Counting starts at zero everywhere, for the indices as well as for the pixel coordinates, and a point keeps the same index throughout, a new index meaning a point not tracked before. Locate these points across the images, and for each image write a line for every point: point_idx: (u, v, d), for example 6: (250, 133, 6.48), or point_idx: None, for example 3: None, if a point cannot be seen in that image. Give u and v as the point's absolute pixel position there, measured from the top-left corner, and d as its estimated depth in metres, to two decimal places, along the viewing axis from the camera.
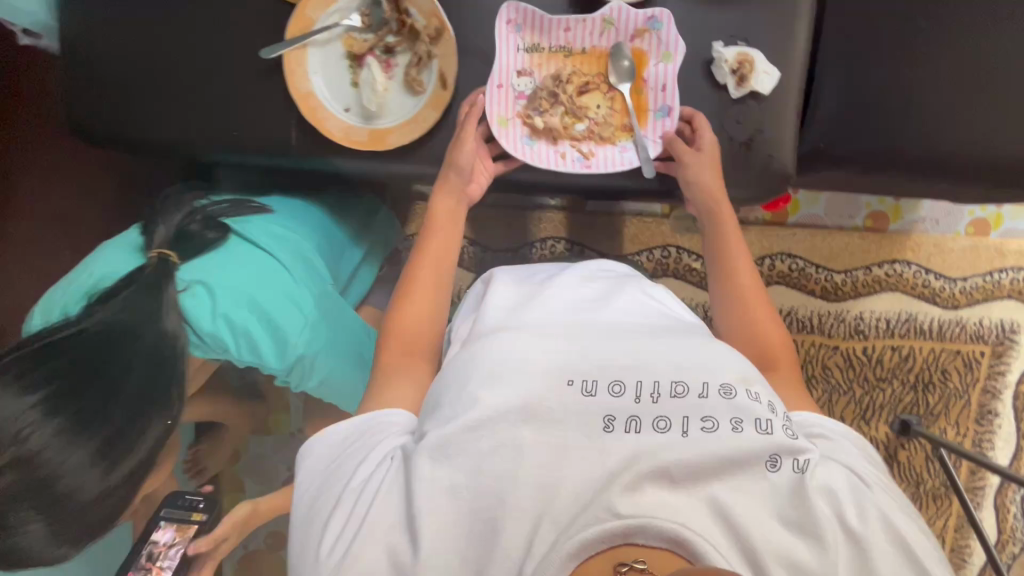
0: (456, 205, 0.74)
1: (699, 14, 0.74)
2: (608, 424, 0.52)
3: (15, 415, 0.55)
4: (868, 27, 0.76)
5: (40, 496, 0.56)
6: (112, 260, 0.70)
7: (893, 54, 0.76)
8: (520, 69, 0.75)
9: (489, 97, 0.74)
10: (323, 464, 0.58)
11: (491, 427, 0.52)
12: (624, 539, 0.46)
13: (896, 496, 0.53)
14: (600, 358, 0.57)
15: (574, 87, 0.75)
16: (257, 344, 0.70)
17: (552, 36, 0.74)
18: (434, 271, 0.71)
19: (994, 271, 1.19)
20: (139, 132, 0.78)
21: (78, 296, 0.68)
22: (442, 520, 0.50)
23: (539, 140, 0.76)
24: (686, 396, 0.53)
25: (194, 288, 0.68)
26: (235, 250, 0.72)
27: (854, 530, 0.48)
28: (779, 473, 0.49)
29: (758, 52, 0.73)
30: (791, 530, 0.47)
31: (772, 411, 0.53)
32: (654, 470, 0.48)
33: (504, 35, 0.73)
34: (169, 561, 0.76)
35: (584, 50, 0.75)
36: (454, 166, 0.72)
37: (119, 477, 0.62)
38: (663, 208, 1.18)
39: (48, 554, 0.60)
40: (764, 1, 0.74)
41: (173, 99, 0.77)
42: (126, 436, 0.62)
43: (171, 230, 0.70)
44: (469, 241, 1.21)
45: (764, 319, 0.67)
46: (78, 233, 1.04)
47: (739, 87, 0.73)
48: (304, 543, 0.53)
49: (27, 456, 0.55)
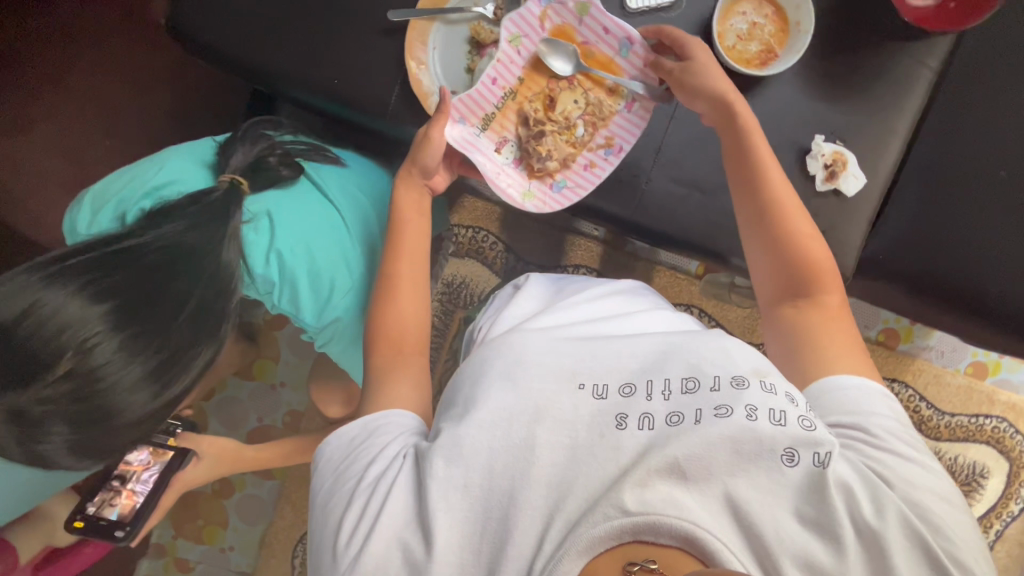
0: (419, 196, 0.70)
1: (812, 102, 0.74)
2: (620, 423, 0.49)
3: (82, 324, 0.54)
4: (957, 162, 0.79)
5: (91, 407, 0.58)
6: (182, 168, 0.67)
7: (972, 193, 0.78)
8: (493, 146, 0.73)
9: (499, 190, 0.72)
10: (335, 463, 0.56)
11: (502, 427, 0.51)
12: (635, 535, 0.42)
13: (924, 483, 0.47)
14: (619, 366, 0.54)
15: (539, 112, 0.73)
16: (297, 291, 0.68)
17: (487, 98, 0.72)
18: (408, 265, 0.68)
19: (980, 415, 1.22)
20: (243, 52, 0.78)
21: (139, 197, 0.66)
22: (457, 517, 0.48)
23: (566, 178, 0.74)
24: (697, 391, 0.49)
25: (257, 221, 0.66)
26: (301, 195, 0.69)
27: (875, 532, 0.43)
28: (799, 468, 0.44)
29: (852, 154, 0.75)
30: (811, 537, 0.42)
31: (790, 402, 0.48)
32: (660, 463, 0.44)
33: (459, 138, 0.71)
34: (141, 484, 0.92)
35: (521, 74, 0.73)
36: (418, 164, 0.69)
37: (165, 401, 0.63)
38: (697, 268, 1.18)
39: (71, 455, 0.63)
40: (873, 109, 0.75)
41: (288, 32, 0.77)
42: (180, 362, 0.61)
43: (248, 158, 0.67)
44: (505, 247, 1.20)
45: (800, 230, 0.63)
46: (130, 127, 1.01)
47: (826, 182, 0.74)
48: (321, 548, 0.52)
49: (85, 368, 0.55)
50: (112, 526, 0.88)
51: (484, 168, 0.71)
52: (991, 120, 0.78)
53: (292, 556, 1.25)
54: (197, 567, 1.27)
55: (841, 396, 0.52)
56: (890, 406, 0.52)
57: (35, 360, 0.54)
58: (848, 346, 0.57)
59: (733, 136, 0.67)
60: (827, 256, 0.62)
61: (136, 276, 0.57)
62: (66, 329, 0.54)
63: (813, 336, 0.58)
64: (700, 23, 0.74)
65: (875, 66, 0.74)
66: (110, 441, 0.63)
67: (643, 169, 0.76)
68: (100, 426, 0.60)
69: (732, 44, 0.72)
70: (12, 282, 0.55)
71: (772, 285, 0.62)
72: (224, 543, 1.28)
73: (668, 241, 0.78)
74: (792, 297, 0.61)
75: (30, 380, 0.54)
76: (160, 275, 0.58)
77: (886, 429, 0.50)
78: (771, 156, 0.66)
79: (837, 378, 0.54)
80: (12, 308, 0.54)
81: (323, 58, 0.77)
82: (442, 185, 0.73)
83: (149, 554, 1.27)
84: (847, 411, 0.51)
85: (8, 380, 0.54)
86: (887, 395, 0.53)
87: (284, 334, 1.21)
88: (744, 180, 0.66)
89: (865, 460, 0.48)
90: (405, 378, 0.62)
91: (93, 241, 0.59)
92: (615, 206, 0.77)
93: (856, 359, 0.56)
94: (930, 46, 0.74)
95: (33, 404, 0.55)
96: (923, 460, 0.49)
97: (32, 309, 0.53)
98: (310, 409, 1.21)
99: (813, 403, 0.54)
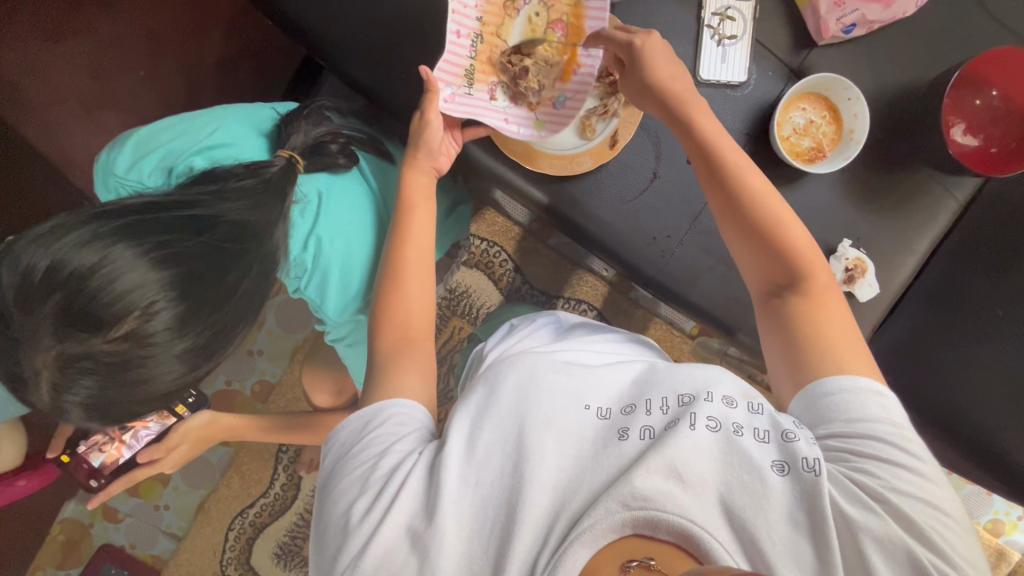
0: (429, 183, 0.69)
1: (850, 209, 0.76)
2: (621, 433, 0.49)
3: (146, 288, 0.52)
4: (967, 292, 0.82)
5: (127, 374, 0.56)
6: (237, 132, 0.68)
7: (973, 324, 0.81)
8: (487, 96, 0.72)
9: (512, 129, 0.71)
10: (345, 449, 0.54)
11: (511, 427, 0.51)
12: (636, 530, 0.42)
13: (911, 487, 0.44)
14: (619, 388, 0.54)
15: (513, 49, 0.73)
16: (327, 282, 0.70)
17: (460, 54, 0.71)
18: (420, 252, 0.65)
19: None
20: (315, 26, 0.77)
21: (189, 152, 0.66)
22: (466, 507, 0.48)
23: (565, 90, 0.73)
24: (692, 402, 0.48)
25: (306, 205, 0.68)
26: (352, 184, 0.70)
27: (852, 535, 0.42)
28: (790, 477, 0.43)
29: (873, 264, 0.77)
30: (798, 544, 0.41)
31: (788, 425, 0.47)
32: (659, 464, 0.44)
33: (451, 98, 0.69)
34: (135, 440, 0.86)
35: (479, 17, 0.72)
36: (423, 145, 0.68)
37: (195, 375, 0.61)
38: (692, 329, 1.18)
39: (80, 415, 0.60)
40: (904, 226, 0.77)
41: (363, 17, 0.76)
42: (220, 340, 0.60)
43: (310, 140, 0.67)
44: (514, 265, 1.20)
45: (778, 207, 0.59)
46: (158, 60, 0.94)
47: (844, 284, 0.76)
48: (330, 535, 0.51)
49: (140, 334, 0.53)
50: (90, 475, 0.87)
51: (492, 119, 0.70)
52: (1009, 260, 0.80)
53: (227, 528, 1.22)
54: (125, 520, 1.22)
55: (826, 402, 0.49)
56: (883, 405, 0.48)
57: (91, 317, 0.52)
58: (837, 332, 0.53)
59: (699, 154, 0.63)
60: (802, 231, 0.58)
61: (196, 251, 0.55)
62: (130, 292, 0.52)
63: (808, 329, 0.54)
64: (762, 107, 0.76)
65: (913, 185, 0.76)
66: (126, 407, 0.61)
67: (677, 233, 0.77)
68: (128, 391, 0.58)
69: (788, 134, 0.75)
70: (82, 231, 0.53)
71: (754, 268, 0.59)
72: (160, 501, 1.23)
73: (685, 305, 0.80)
74: (773, 279, 0.58)
75: (82, 336, 0.53)
76: (225, 248, 0.57)
77: (876, 436, 0.46)
78: (736, 147, 0.63)
79: (821, 386, 0.50)
80: (81, 259, 0.51)
81: (394, 52, 0.76)
82: (450, 166, 0.73)
83: (77, 497, 1.20)
84: (830, 420, 0.48)
85: (57, 329, 0.52)
86: (882, 393, 0.49)
87: (275, 302, 1.17)
88: (716, 186, 0.61)
89: (851, 469, 0.45)
90: (417, 369, 0.59)
91: (152, 198, 0.58)
92: (643, 261, 0.78)
93: (843, 348, 0.52)
94: (959, 180, 0.77)
95: (77, 357, 0.54)
96: (919, 465, 0.46)
97: (99, 266, 0.51)
98: (283, 383, 1.18)
99: (801, 408, 0.51)
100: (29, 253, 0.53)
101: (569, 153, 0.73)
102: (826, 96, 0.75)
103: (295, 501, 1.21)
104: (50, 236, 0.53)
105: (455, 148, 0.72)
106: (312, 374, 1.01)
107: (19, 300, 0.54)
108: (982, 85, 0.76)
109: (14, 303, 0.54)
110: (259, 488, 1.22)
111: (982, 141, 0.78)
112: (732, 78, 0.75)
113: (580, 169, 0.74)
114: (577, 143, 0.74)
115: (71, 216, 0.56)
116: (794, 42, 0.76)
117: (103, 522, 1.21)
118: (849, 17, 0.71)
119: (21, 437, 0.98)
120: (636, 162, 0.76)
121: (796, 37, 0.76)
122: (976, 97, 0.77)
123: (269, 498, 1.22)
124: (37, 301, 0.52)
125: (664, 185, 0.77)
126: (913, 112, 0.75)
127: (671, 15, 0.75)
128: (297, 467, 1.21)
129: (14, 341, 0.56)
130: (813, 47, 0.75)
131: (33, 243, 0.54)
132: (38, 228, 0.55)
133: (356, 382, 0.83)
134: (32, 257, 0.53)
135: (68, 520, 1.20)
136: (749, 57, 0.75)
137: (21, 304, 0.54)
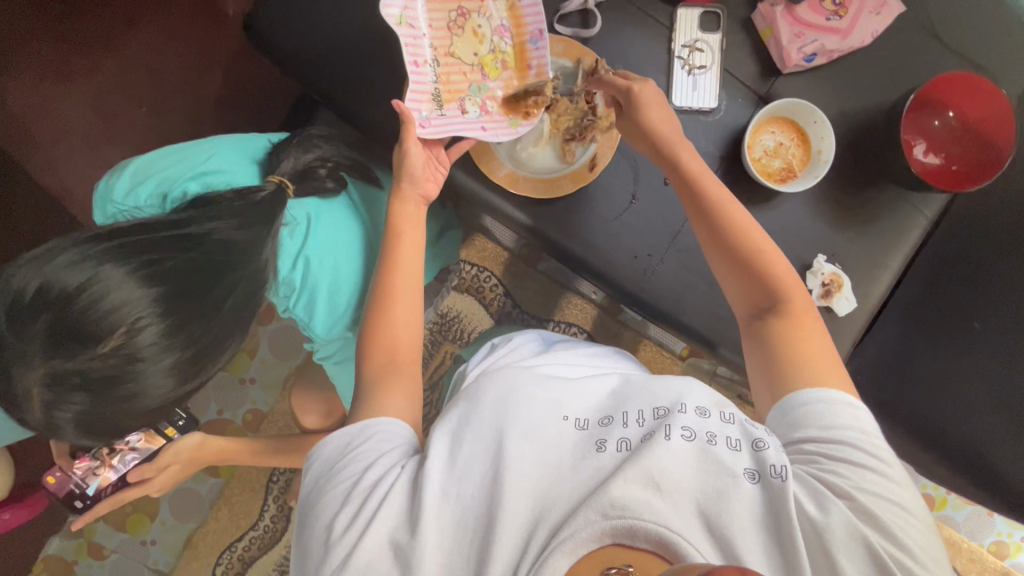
0: (416, 211, 0.71)
1: (821, 226, 0.79)
2: (599, 445, 0.49)
3: (134, 304, 0.54)
4: (944, 306, 0.84)
5: (117, 389, 0.58)
6: (232, 160, 0.71)
7: (952, 338, 0.82)
8: (459, 112, 0.74)
9: (493, 133, 0.75)
10: (328, 465, 0.55)
11: (493, 437, 0.52)
12: (615, 539, 0.43)
13: (877, 488, 0.47)
14: (597, 400, 0.55)
15: (469, 63, 0.76)
16: (314, 301, 0.73)
17: (423, 81, 0.73)
18: (409, 280, 0.67)
19: None
20: (307, 64, 0.82)
21: (185, 178, 0.70)
22: (448, 519, 0.48)
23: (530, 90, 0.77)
24: (667, 414, 0.49)
25: (294, 227, 0.71)
26: (337, 206, 0.74)
27: (818, 534, 0.44)
28: (760, 485, 0.45)
29: (848, 278, 0.79)
30: (766, 547, 0.43)
31: (751, 433, 0.49)
32: (637, 474, 0.44)
33: (428, 120, 0.72)
34: (124, 462, 0.85)
35: (430, 43, 0.74)
36: (405, 174, 0.71)
37: (184, 391, 0.63)
38: (681, 350, 1.18)
39: (72, 431, 0.62)
40: (877, 241, 0.80)
41: (355, 56, 0.81)
42: (208, 356, 0.61)
43: (298, 166, 0.70)
44: (505, 290, 1.22)
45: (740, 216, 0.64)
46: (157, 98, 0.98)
47: (820, 298, 0.78)
48: (311, 547, 0.51)
49: (128, 348, 0.55)
50: (77, 498, 0.85)
51: (472, 133, 0.73)
52: (984, 274, 0.82)
53: (216, 562, 1.19)
54: (111, 556, 1.19)
55: (801, 410, 0.51)
56: (855, 415, 0.50)
57: (82, 333, 0.54)
58: (818, 350, 0.56)
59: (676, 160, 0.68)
60: (767, 241, 0.63)
61: (185, 268, 0.57)
62: (119, 308, 0.54)
63: (784, 346, 0.57)
64: (732, 131, 0.80)
65: (882, 202, 0.79)
66: (117, 423, 0.62)
67: (656, 252, 0.79)
68: (119, 406, 0.60)
69: (758, 156, 0.79)
70: (72, 252, 0.55)
71: (741, 292, 0.63)
72: (147, 536, 1.20)
73: (668, 321, 0.81)
74: (756, 300, 0.61)
75: (71, 352, 0.54)
76: (215, 265, 0.59)
77: (846, 441, 0.49)
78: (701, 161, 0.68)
79: (807, 392, 0.52)
80: (69, 278, 0.54)
81: (382, 85, 0.81)
82: (439, 191, 0.75)
83: (62, 533, 1.18)
84: (808, 427, 0.51)
85: (48, 346, 0.54)
86: (855, 405, 0.51)
87: (267, 330, 1.18)
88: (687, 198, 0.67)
89: (815, 470, 0.48)
90: (401, 390, 0.61)
91: (144, 219, 0.60)
92: (627, 280, 0.80)
93: (821, 361, 0.55)
94: (928, 198, 0.80)
95: (66, 374, 0.55)
96: (886, 469, 0.48)
97: (89, 284, 0.53)
98: (275, 412, 1.18)
99: (777, 416, 0.53)
100: (20, 276, 0.55)
101: (549, 176, 0.77)
102: (793, 120, 0.79)
103: (285, 534, 1.19)
104: (42, 258, 0.55)
105: (440, 171, 0.74)
106: (302, 399, 1.02)
107: (8, 320, 0.56)
108: (940, 107, 0.80)
109: (6, 323, 0.56)
110: (249, 520, 1.20)
111: (943, 159, 0.82)
112: (704, 104, 0.79)
113: (561, 191, 0.77)
114: (558, 167, 0.78)
115: (63, 238, 0.58)
116: (761, 70, 0.80)
117: (88, 558, 1.18)
118: (809, 47, 0.76)
119: (8, 467, 0.98)
120: (615, 184, 0.79)
121: (762, 66, 0.80)
122: (935, 119, 0.81)
123: (258, 530, 1.20)
124: (28, 320, 0.54)
125: (641, 206, 0.79)
126: (876, 133, 0.79)
127: (645, 50, 0.80)
128: (287, 497, 1.19)
129: (6, 359, 0.57)
130: (778, 75, 0.80)
131: (24, 265, 0.56)
132: (28, 252, 0.57)
133: (346, 402, 0.86)
134: (23, 279, 0.55)
135: (52, 558, 1.17)
136: (718, 85, 0.79)
137: (13, 324, 0.55)
